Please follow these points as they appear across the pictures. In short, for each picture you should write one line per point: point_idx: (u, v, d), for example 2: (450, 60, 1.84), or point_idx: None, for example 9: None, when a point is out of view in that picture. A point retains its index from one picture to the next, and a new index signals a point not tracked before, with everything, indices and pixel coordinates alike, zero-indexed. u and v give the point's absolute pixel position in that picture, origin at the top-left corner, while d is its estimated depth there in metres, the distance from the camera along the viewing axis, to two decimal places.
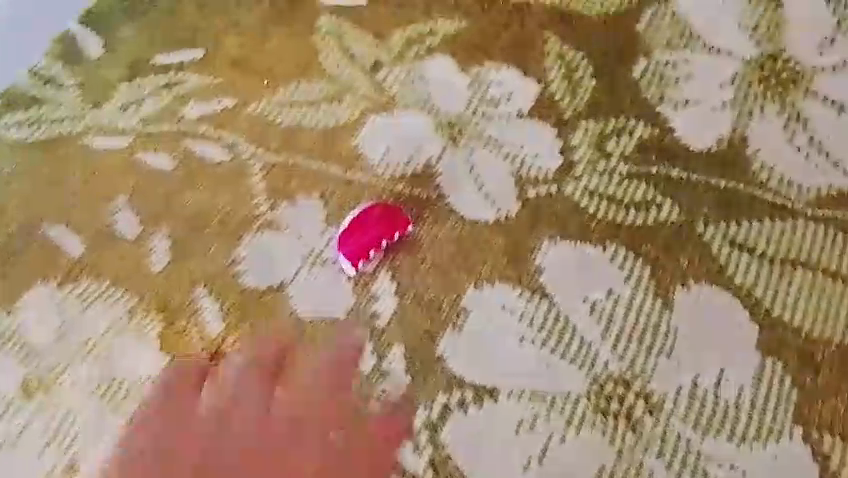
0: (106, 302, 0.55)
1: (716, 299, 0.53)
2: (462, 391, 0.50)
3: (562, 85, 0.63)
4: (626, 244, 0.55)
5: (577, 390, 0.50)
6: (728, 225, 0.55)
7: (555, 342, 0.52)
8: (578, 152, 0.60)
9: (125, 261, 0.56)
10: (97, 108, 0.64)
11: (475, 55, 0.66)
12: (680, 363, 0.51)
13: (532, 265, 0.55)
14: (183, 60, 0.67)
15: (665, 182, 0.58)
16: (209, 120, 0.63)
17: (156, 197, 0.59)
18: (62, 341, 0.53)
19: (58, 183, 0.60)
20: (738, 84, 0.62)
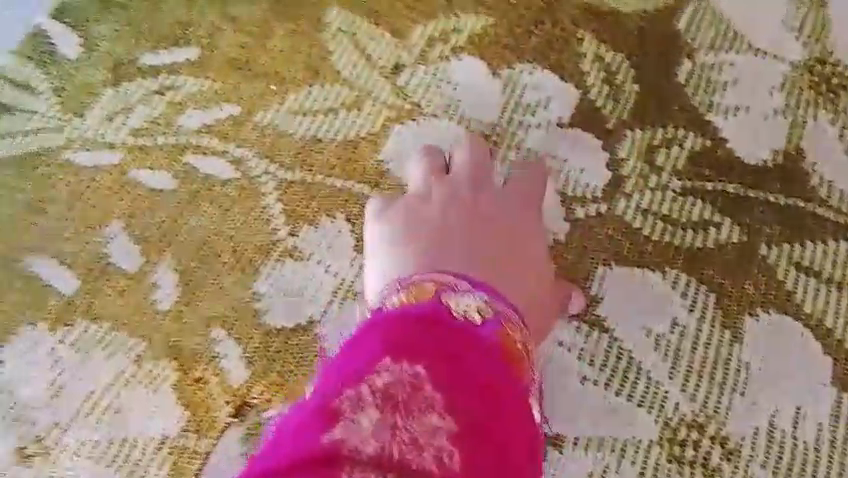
0: (108, 349, 0.48)
1: (788, 330, 0.49)
2: None
3: (602, 91, 0.58)
4: (686, 269, 0.51)
5: (648, 436, 0.46)
6: (791, 247, 0.52)
7: (620, 383, 0.47)
8: (626, 167, 0.55)
9: (125, 299, 0.49)
10: (81, 118, 0.56)
11: (504, 56, 0.59)
12: (755, 403, 0.46)
13: (588, 295, 0.50)
14: (176, 60, 0.58)
15: (721, 199, 0.54)
16: (211, 130, 0.55)
17: (156, 223, 0.52)
18: (58, 398, 0.47)
19: (38, 207, 0.53)
20: (787, 90, 0.58)
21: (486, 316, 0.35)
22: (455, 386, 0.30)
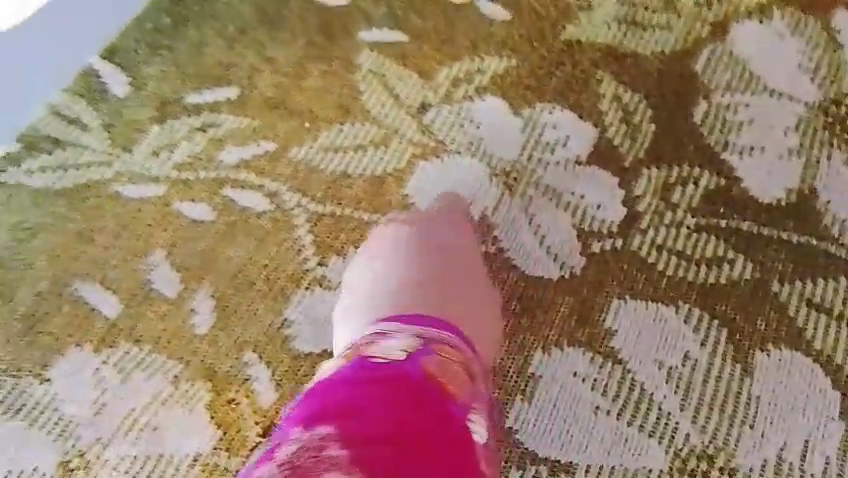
0: (148, 370, 0.51)
1: (798, 366, 0.50)
2: (537, 466, 0.48)
3: (620, 130, 0.60)
4: (699, 304, 0.53)
5: (658, 466, 0.47)
6: (803, 284, 0.53)
7: (632, 413, 0.49)
8: (642, 203, 0.57)
9: (165, 324, 0.52)
10: (128, 152, 0.60)
11: (525, 96, 0.62)
12: (764, 437, 0.48)
13: (602, 327, 0.52)
14: (218, 99, 0.62)
15: (734, 236, 0.55)
16: (249, 166, 0.59)
17: (195, 252, 0.55)
18: (101, 415, 0.50)
19: (87, 236, 0.56)
20: (802, 131, 0.60)
21: (411, 354, 0.37)
22: (393, 432, 0.31)
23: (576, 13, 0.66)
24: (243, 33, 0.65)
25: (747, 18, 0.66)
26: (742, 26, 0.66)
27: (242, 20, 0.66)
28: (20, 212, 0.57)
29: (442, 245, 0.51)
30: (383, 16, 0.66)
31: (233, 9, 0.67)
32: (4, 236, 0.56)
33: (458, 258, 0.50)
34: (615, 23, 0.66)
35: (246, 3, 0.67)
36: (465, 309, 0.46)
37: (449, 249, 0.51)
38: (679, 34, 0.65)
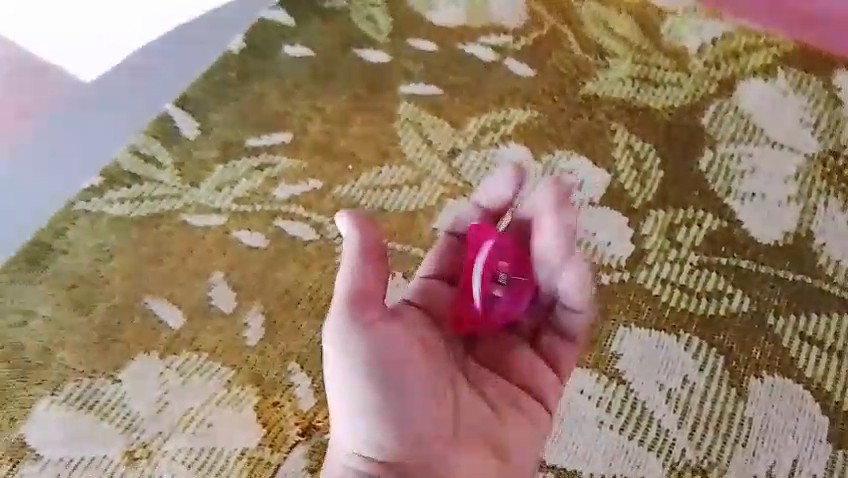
0: (205, 375, 0.58)
1: (789, 391, 0.55)
2: (544, 472, 0.53)
3: (631, 176, 0.67)
4: (699, 333, 0.58)
5: (656, 477, 0.52)
6: (797, 318, 0.58)
7: (633, 428, 0.54)
8: (649, 241, 0.63)
9: (222, 335, 0.60)
10: (195, 187, 0.69)
11: (545, 144, 0.69)
12: (755, 455, 0.53)
13: (608, 351, 0.57)
14: (274, 143, 0.71)
15: (734, 272, 0.61)
16: (298, 201, 0.67)
17: (250, 274, 0.63)
18: (163, 413, 0.57)
19: (156, 258, 0.64)
20: (801, 179, 0.65)
21: None
22: None
23: (593, 71, 0.73)
24: (297, 86, 0.75)
25: (753, 76, 0.72)
26: (748, 83, 0.72)
27: (297, 75, 0.75)
28: (100, 237, 0.66)
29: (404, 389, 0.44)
30: (421, 73, 0.75)
31: (290, 65, 0.76)
32: (86, 256, 0.65)
33: (423, 404, 0.44)
34: (629, 80, 0.73)
35: (302, 59, 0.76)
36: (429, 475, 0.45)
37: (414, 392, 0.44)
38: (688, 90, 0.72)
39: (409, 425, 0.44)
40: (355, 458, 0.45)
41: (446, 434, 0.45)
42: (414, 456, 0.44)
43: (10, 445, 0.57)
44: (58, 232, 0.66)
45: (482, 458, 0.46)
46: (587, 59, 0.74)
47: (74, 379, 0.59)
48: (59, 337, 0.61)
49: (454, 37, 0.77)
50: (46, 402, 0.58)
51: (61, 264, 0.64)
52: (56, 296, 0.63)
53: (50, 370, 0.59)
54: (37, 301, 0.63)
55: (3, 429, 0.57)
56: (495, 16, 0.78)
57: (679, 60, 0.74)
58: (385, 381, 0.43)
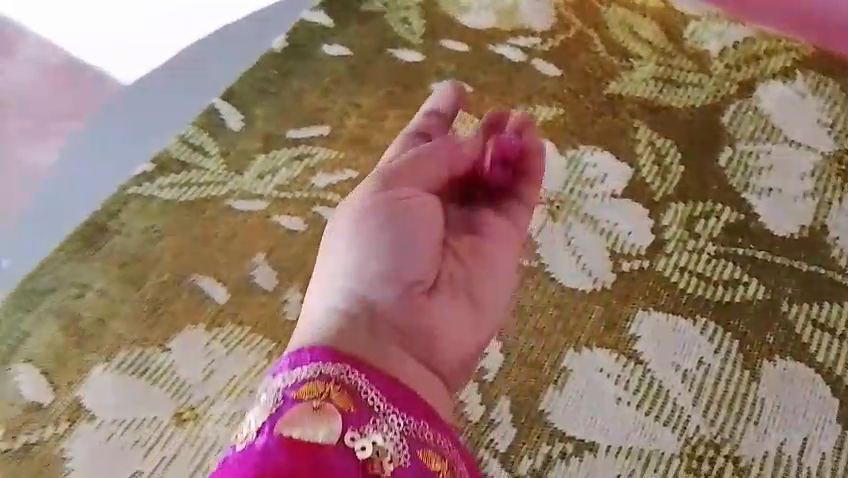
0: (247, 346, 0.62)
1: (800, 375, 0.57)
2: (563, 443, 0.55)
3: (652, 171, 0.70)
4: (715, 318, 0.61)
5: (670, 450, 0.55)
6: (810, 306, 0.61)
7: (649, 405, 0.57)
8: (668, 232, 0.66)
9: (263, 310, 0.64)
10: (240, 174, 0.73)
11: (570, 140, 0.73)
12: (767, 432, 0.55)
13: (627, 333, 0.60)
14: (313, 135, 0.76)
15: (750, 262, 0.63)
16: (336, 189, 0.71)
17: (290, 256, 0.67)
18: (209, 379, 0.61)
19: (203, 239, 0.69)
20: (817, 176, 0.68)
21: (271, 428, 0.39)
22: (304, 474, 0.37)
23: (618, 71, 0.77)
24: (336, 83, 0.79)
25: (772, 78, 0.75)
26: (768, 85, 0.75)
27: (336, 72, 0.80)
28: (151, 218, 0.70)
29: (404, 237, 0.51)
30: (453, 72, 0.79)
31: (329, 63, 0.80)
32: (137, 235, 0.69)
33: (417, 243, 0.51)
34: (652, 80, 0.76)
35: (340, 58, 0.81)
36: (410, 332, 0.49)
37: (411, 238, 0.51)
38: (709, 91, 0.75)
39: (398, 276, 0.50)
40: (343, 286, 0.50)
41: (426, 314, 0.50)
42: (404, 297, 0.50)
43: (65, 406, 0.61)
44: (112, 213, 0.70)
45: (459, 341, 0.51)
46: (612, 61, 0.78)
47: (126, 348, 0.63)
48: (113, 309, 0.65)
49: (484, 38, 0.81)
50: (100, 367, 0.62)
51: (115, 243, 0.69)
52: (110, 271, 0.67)
53: (104, 338, 0.64)
54: (92, 275, 0.67)
55: (60, 391, 0.61)
56: (524, 20, 0.82)
57: (701, 62, 0.77)
58: (389, 221, 0.51)
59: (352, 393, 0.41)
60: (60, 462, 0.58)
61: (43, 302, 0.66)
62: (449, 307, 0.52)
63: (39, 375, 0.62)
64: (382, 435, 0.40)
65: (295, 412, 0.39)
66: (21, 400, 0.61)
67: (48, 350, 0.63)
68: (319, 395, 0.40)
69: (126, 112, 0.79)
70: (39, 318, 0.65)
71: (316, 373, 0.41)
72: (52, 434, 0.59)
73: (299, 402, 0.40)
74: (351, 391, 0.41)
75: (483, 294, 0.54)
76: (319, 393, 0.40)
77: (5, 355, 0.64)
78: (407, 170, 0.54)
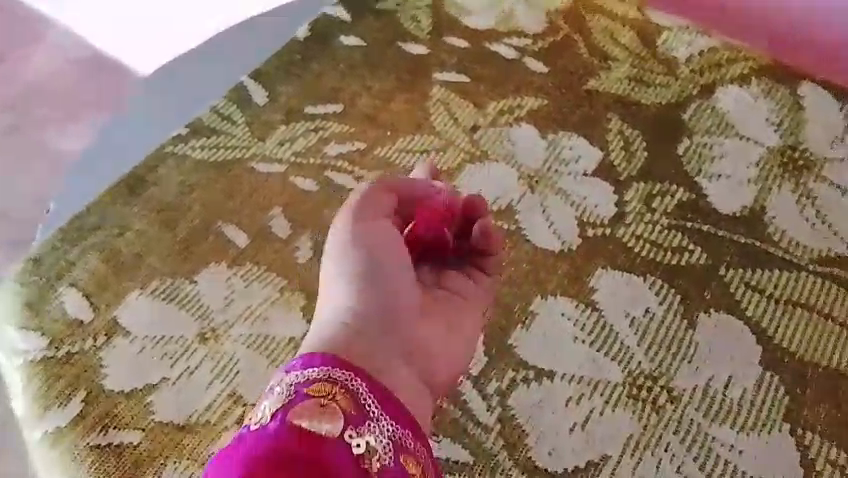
0: (263, 282, 0.73)
1: (730, 325, 0.69)
2: (526, 371, 0.66)
3: (620, 154, 0.80)
4: (662, 277, 0.71)
5: (615, 380, 0.65)
6: (744, 271, 0.72)
7: (601, 343, 0.67)
8: (630, 205, 0.76)
9: (277, 254, 0.75)
10: (262, 141, 0.84)
11: (551, 125, 0.83)
12: (698, 369, 0.66)
13: (588, 285, 0.71)
14: (328, 112, 0.86)
15: (696, 234, 0.74)
16: (345, 158, 0.82)
17: (302, 211, 0.78)
18: (230, 306, 0.71)
19: (228, 193, 0.79)
20: (761, 166, 0.80)
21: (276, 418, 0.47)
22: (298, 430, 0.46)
23: (597, 70, 0.88)
24: (351, 69, 0.90)
25: (731, 82, 0.86)
26: (727, 88, 0.86)
27: (351, 59, 0.91)
28: (184, 174, 0.81)
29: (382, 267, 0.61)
30: (454, 64, 0.90)
31: (345, 51, 0.91)
32: (173, 187, 0.80)
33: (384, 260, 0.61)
34: (626, 80, 0.87)
35: (355, 48, 0.92)
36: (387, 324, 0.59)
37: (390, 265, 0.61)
38: (675, 91, 0.86)
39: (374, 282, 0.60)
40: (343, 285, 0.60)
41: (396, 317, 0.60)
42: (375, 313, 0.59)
43: (104, 323, 0.71)
44: (151, 168, 0.81)
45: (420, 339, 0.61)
46: (593, 61, 0.89)
47: (159, 278, 0.73)
48: (149, 246, 0.75)
49: (482, 37, 0.92)
50: (135, 293, 0.72)
51: (152, 192, 0.79)
52: (147, 216, 0.77)
53: (139, 270, 0.74)
54: (132, 219, 0.77)
55: (100, 310, 0.72)
56: (519, 23, 0.93)
57: (670, 67, 0.88)
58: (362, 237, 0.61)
59: (354, 397, 0.50)
60: (98, 368, 0.68)
61: (87, 238, 0.76)
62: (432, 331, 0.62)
63: (82, 297, 0.72)
64: (373, 437, 0.48)
65: (307, 405, 0.48)
66: (63, 316, 0.71)
67: (89, 277, 0.74)
68: (330, 395, 0.49)
69: (151, 97, 0.92)
70: (84, 250, 0.75)
71: (325, 376, 0.50)
72: (92, 346, 0.69)
73: (310, 397, 0.48)
74: (353, 394, 0.50)
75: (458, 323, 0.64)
76: (328, 393, 0.49)
77: (52, 280, 0.73)
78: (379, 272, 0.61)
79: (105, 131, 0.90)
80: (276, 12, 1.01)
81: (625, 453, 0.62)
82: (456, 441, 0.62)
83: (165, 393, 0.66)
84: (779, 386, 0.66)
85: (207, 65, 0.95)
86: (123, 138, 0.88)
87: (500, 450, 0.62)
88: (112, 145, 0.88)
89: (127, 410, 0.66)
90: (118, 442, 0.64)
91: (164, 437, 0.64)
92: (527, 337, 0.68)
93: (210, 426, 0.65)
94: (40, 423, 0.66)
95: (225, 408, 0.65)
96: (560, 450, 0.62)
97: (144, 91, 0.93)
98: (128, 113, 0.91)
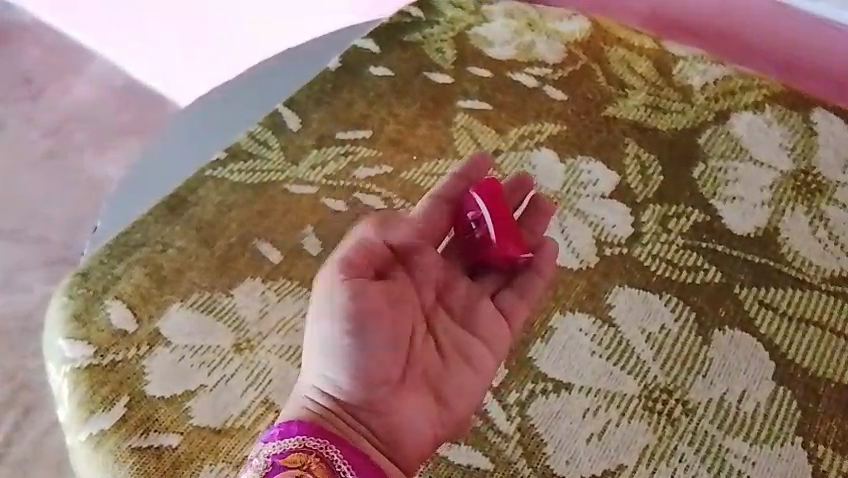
0: (295, 296, 0.77)
1: (745, 342, 0.71)
2: (545, 382, 0.69)
3: (636, 178, 0.84)
4: (677, 294, 0.74)
5: (631, 392, 0.68)
6: (758, 289, 0.74)
7: (617, 357, 0.70)
8: (646, 225, 0.79)
9: (309, 269, 0.79)
10: (296, 164, 0.89)
11: (570, 150, 0.87)
12: (712, 383, 0.69)
13: (605, 302, 0.74)
14: (357, 137, 0.91)
15: (711, 253, 0.77)
16: (373, 180, 0.87)
17: (332, 229, 0.83)
18: (264, 319, 0.76)
19: (263, 213, 0.84)
20: (775, 189, 0.82)
21: None
22: None
23: (614, 98, 0.91)
24: (379, 96, 0.95)
25: (745, 109, 0.89)
26: (741, 114, 0.89)
27: (379, 87, 0.96)
28: (223, 194, 0.86)
29: (367, 345, 0.58)
30: (477, 93, 0.94)
31: (374, 80, 0.96)
32: (212, 207, 0.84)
33: (374, 327, 0.59)
34: (643, 106, 0.90)
35: (383, 77, 0.97)
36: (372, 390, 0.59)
37: (378, 343, 0.59)
38: (690, 117, 0.89)
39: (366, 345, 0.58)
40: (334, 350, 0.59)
41: (388, 379, 0.60)
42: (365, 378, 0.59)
43: (146, 333, 0.75)
44: (192, 189, 0.86)
45: (413, 399, 0.61)
46: (610, 89, 0.92)
47: (198, 291, 0.78)
48: (189, 262, 0.80)
49: (504, 67, 0.97)
50: (175, 305, 0.77)
51: (192, 211, 0.84)
52: (188, 233, 0.82)
53: (180, 284, 0.78)
54: (173, 236, 0.82)
55: (143, 321, 0.76)
56: (539, 54, 0.98)
57: (685, 94, 0.91)
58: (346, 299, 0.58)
59: (328, 467, 0.56)
60: (140, 375, 0.72)
61: (132, 253, 0.81)
62: (417, 404, 0.61)
63: (126, 309, 0.77)
64: None
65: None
66: (109, 326, 0.76)
67: (133, 289, 0.78)
68: (302, 467, 0.55)
69: (188, 129, 0.99)
70: (128, 265, 0.80)
71: (301, 446, 0.56)
72: (135, 354, 0.74)
73: (285, 470, 0.55)
74: (328, 465, 0.56)
75: (449, 391, 0.63)
76: (302, 463, 0.56)
77: (98, 292, 0.78)
78: (373, 329, 0.59)
79: (146, 161, 0.96)
80: (308, 47, 1.07)
81: (641, 463, 0.64)
82: (477, 448, 0.65)
83: (203, 398, 0.71)
84: (793, 400, 0.68)
85: (239, 100, 1.01)
86: (161, 169, 0.95)
87: (519, 458, 0.64)
88: (150, 175, 0.94)
89: (167, 415, 0.70)
90: (157, 445, 0.68)
91: (201, 440, 0.68)
92: (544, 352, 0.71)
93: (244, 431, 0.68)
94: (85, 426, 0.70)
95: (258, 414, 0.69)
96: (577, 459, 0.64)
97: (180, 124, 1.00)
98: (166, 145, 0.97)
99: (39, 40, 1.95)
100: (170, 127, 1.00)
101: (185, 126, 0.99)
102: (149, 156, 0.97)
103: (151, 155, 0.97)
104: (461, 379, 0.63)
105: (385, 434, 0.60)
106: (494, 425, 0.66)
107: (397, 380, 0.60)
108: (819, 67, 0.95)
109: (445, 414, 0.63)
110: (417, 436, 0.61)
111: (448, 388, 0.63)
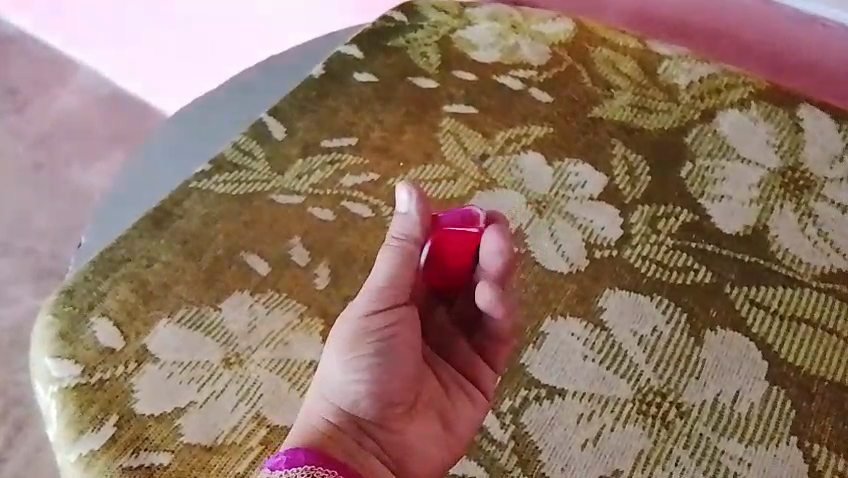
0: (284, 308, 0.76)
1: (736, 342, 0.71)
2: (538, 389, 0.68)
3: (624, 179, 0.83)
4: (668, 295, 0.74)
5: (625, 396, 0.68)
6: (749, 289, 0.74)
7: (609, 361, 0.70)
8: (635, 227, 0.79)
9: (297, 281, 0.79)
10: (281, 174, 0.88)
11: (557, 152, 0.86)
12: (706, 385, 0.68)
13: (596, 305, 0.73)
14: (343, 145, 0.90)
15: (701, 254, 0.77)
16: (360, 188, 0.86)
17: (320, 239, 0.82)
18: (253, 332, 0.75)
19: (250, 224, 0.83)
20: (762, 187, 0.82)
21: None
22: None
23: (600, 99, 0.91)
24: (364, 103, 0.94)
25: (730, 107, 0.89)
26: (726, 112, 0.89)
27: (364, 94, 0.95)
28: (208, 207, 0.84)
29: (382, 366, 0.59)
30: (462, 97, 0.94)
31: (359, 86, 0.96)
32: (198, 219, 0.83)
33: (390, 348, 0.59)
34: (629, 107, 0.90)
35: (368, 83, 0.96)
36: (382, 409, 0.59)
37: (390, 364, 0.59)
38: (676, 116, 0.89)
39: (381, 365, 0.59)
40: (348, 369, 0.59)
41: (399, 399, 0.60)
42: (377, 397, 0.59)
43: (134, 350, 0.74)
44: (176, 202, 0.85)
45: (422, 420, 0.61)
46: (596, 90, 0.92)
47: (185, 306, 0.77)
48: (175, 276, 0.79)
49: (489, 70, 0.96)
50: (162, 321, 0.76)
51: (177, 225, 0.83)
52: (174, 247, 0.81)
53: (167, 299, 0.77)
54: (159, 250, 0.81)
55: (130, 338, 0.75)
56: (524, 56, 0.97)
57: (670, 93, 0.91)
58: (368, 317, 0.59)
59: None
60: (129, 393, 0.71)
61: (117, 269, 0.80)
62: (421, 425, 0.61)
63: (112, 326, 0.76)
64: None
65: None
66: (95, 344, 0.75)
67: (119, 306, 0.77)
68: None
69: (171, 141, 0.98)
70: (114, 281, 0.79)
71: (307, 473, 0.55)
72: (123, 372, 0.73)
73: None
74: None
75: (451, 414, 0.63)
76: None
77: (84, 309, 0.77)
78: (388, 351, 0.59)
79: (130, 173, 0.95)
80: (290, 53, 1.06)
81: (636, 468, 0.64)
82: (471, 457, 0.64)
83: (193, 415, 0.70)
84: (787, 400, 0.67)
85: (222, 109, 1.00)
86: (145, 181, 0.93)
87: (514, 467, 0.64)
88: (135, 187, 0.93)
89: (157, 433, 0.69)
90: (148, 464, 0.67)
91: (192, 457, 0.67)
92: (535, 358, 0.70)
93: (236, 447, 0.68)
94: (74, 446, 0.69)
95: (249, 430, 0.69)
96: (573, 466, 0.64)
97: (163, 135, 0.99)
98: (150, 157, 0.96)
99: (20, 51, 1.92)
100: (153, 139, 0.99)
101: (168, 137, 0.98)
102: (133, 168, 0.96)
103: (135, 167, 0.96)
104: (461, 403, 0.63)
105: (393, 454, 0.60)
106: (487, 434, 0.66)
107: (406, 400, 0.60)
108: (810, 62, 0.95)
109: (448, 436, 0.62)
110: (419, 458, 0.61)
111: (456, 410, 0.63)
